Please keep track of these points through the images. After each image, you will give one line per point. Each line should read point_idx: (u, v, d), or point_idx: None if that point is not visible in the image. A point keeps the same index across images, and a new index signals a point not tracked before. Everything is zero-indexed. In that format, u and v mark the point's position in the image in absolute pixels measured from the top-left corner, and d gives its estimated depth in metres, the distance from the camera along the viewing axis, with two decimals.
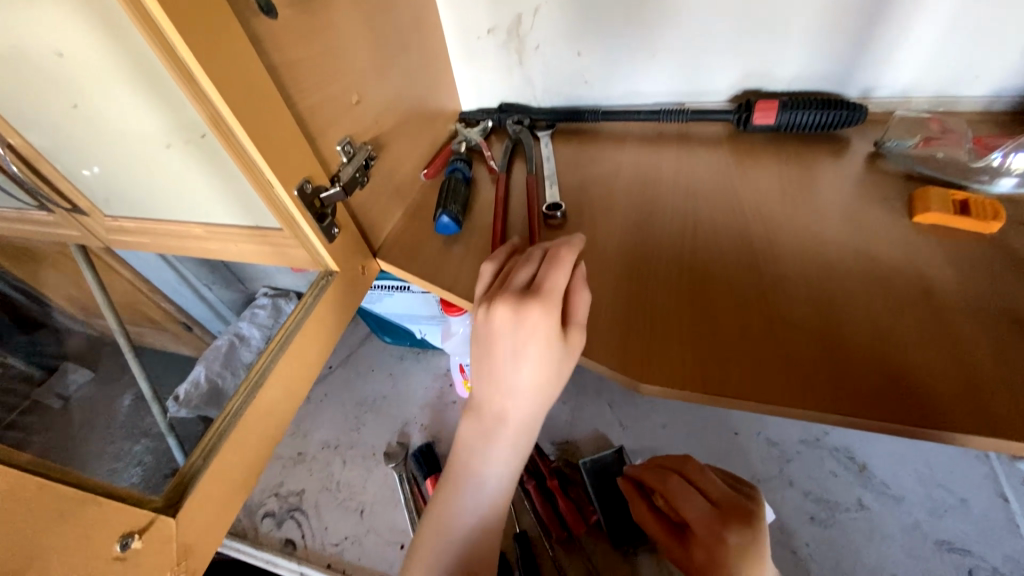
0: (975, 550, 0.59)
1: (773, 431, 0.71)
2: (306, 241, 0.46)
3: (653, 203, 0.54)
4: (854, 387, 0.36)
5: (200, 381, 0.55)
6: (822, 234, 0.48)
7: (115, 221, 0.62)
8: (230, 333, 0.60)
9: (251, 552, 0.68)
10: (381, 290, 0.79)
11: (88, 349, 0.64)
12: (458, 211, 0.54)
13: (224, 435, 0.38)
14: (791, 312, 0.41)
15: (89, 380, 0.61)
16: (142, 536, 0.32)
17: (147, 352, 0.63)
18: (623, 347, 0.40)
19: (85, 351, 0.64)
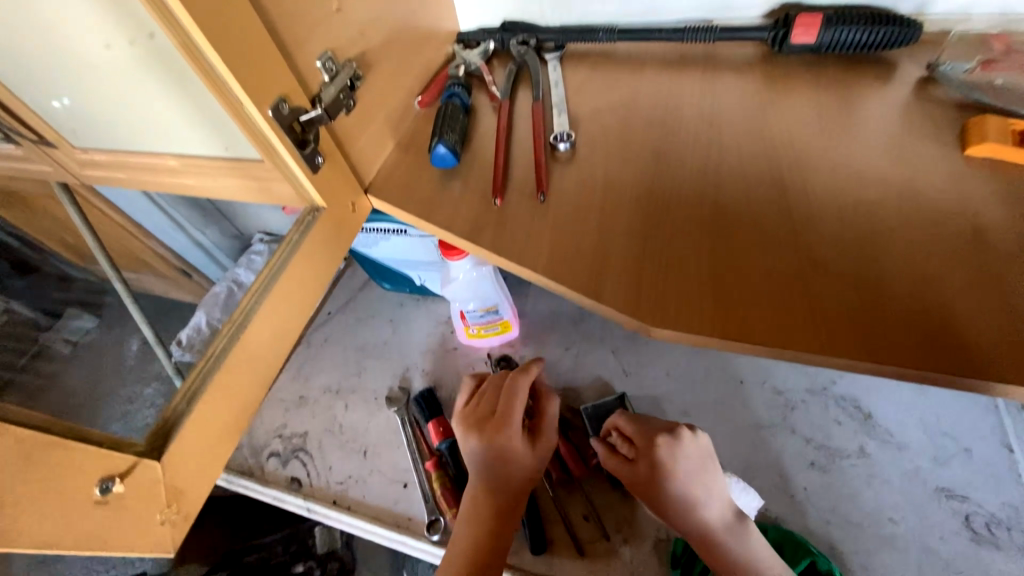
0: (973, 496, 0.59)
1: (779, 380, 0.69)
2: (290, 174, 0.42)
3: (673, 133, 0.48)
4: (891, 333, 0.33)
5: (201, 326, 0.52)
6: (861, 169, 0.43)
7: (86, 155, 0.56)
8: (231, 283, 0.60)
9: (260, 489, 0.70)
10: (377, 233, 0.75)
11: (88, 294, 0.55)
12: (456, 141, 0.49)
13: (209, 378, 0.36)
14: (827, 252, 0.37)
15: (94, 327, 0.53)
16: (123, 481, 0.31)
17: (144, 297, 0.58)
18: (637, 289, 0.37)
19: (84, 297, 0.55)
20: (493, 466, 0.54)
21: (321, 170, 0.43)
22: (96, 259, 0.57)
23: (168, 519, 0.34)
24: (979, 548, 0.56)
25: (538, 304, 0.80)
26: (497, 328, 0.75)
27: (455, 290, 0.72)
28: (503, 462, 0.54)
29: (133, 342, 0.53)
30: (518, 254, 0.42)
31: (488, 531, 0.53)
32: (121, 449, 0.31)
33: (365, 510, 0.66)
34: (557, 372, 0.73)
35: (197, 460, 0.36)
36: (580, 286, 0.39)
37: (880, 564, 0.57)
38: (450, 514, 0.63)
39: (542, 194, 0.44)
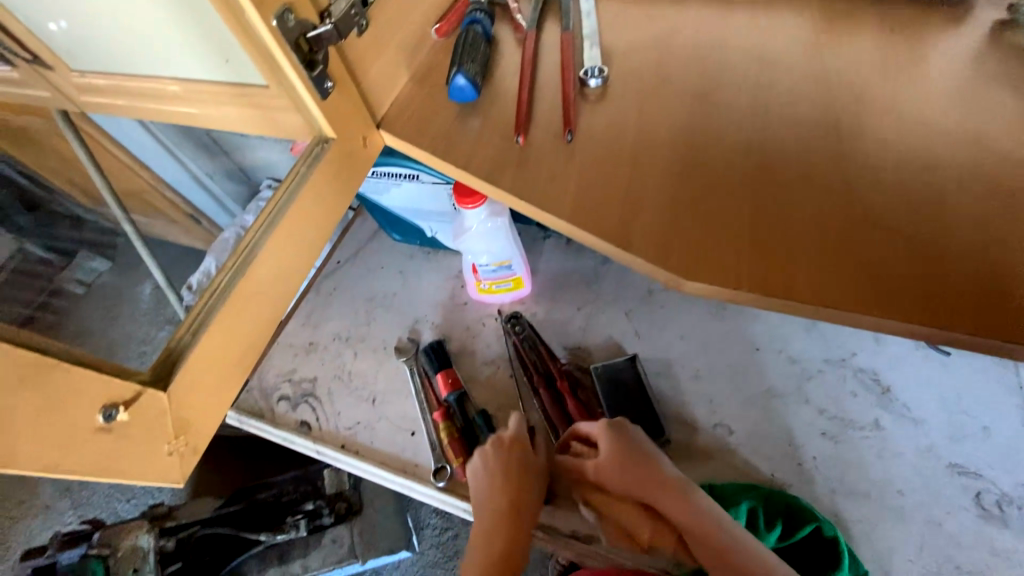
0: (988, 474, 0.57)
1: (797, 348, 0.66)
2: (298, 99, 0.39)
3: (715, 73, 0.44)
4: (940, 293, 0.31)
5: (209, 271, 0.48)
6: (924, 118, 0.38)
7: (84, 79, 0.53)
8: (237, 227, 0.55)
9: (271, 429, 0.72)
10: (387, 179, 0.71)
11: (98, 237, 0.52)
12: (476, 72, 0.46)
13: (214, 310, 0.35)
14: (879, 208, 0.35)
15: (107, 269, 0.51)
16: (127, 409, 0.30)
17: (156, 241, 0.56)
18: (671, 238, 0.36)
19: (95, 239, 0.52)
20: (509, 483, 0.55)
21: (331, 97, 0.40)
22: (106, 202, 0.55)
23: (176, 450, 0.34)
24: (985, 524, 0.55)
25: (551, 261, 0.78)
26: (509, 284, 0.73)
27: (468, 242, 0.70)
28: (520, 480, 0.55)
29: (145, 287, 0.52)
30: (539, 199, 0.39)
31: (506, 552, 0.51)
32: (124, 377, 0.31)
33: (373, 456, 0.67)
34: (568, 332, 0.72)
35: (205, 393, 0.35)
36: (609, 233, 0.37)
37: (883, 534, 0.56)
38: (457, 463, 0.64)
39: (569, 131, 0.42)
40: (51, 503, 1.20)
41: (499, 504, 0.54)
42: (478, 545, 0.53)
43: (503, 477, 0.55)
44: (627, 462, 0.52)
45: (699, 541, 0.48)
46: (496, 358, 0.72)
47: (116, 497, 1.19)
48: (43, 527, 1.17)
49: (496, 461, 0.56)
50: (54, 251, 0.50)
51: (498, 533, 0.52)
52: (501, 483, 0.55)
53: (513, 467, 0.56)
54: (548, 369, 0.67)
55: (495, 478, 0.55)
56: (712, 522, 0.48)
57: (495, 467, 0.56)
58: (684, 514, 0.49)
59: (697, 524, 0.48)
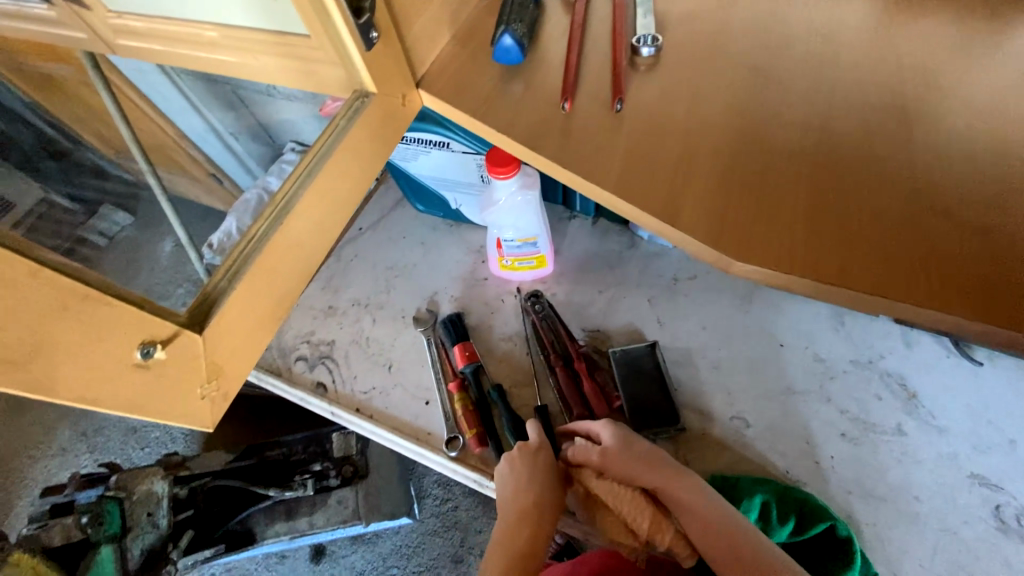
0: (1009, 488, 0.55)
1: (823, 347, 0.65)
2: (342, 51, 0.37)
3: (773, 50, 0.41)
4: (1006, 292, 0.30)
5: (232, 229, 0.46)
6: (999, 109, 0.36)
7: (121, 20, 0.52)
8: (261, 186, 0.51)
9: (288, 388, 0.72)
10: (417, 146, 0.70)
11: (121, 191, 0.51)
12: (523, 33, 0.44)
13: (251, 259, 0.35)
14: (945, 197, 0.33)
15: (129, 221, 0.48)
16: (165, 348, 0.30)
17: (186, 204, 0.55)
18: (720, 218, 0.35)
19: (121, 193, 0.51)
20: (532, 481, 0.54)
21: (375, 49, 0.38)
22: (133, 154, 0.54)
23: (208, 395, 0.34)
24: (1002, 537, 0.53)
25: (575, 242, 0.76)
26: (532, 262, 0.72)
27: (494, 216, 0.68)
28: (543, 479, 0.54)
29: (167, 244, 0.48)
30: (583, 169, 0.38)
31: (528, 549, 0.51)
32: (163, 316, 0.30)
33: (386, 421, 0.68)
34: (588, 314, 0.71)
35: (238, 340, 0.35)
36: (656, 208, 0.36)
37: (896, 538, 0.55)
38: (469, 435, 0.64)
39: (618, 101, 0.40)
40: (69, 445, 1.24)
41: (520, 506, 0.53)
42: (498, 549, 0.52)
43: (523, 480, 0.54)
44: (629, 455, 0.52)
45: (708, 531, 0.48)
46: (514, 334, 0.71)
47: (131, 444, 1.23)
48: (61, 468, 1.22)
49: (515, 464, 0.55)
50: (79, 202, 0.47)
51: (519, 537, 0.51)
52: (521, 486, 0.54)
53: (535, 470, 0.54)
54: (566, 349, 0.67)
55: (515, 482, 0.54)
56: (722, 515, 0.49)
57: (514, 470, 0.55)
58: (690, 500, 0.50)
59: (705, 510, 0.49)
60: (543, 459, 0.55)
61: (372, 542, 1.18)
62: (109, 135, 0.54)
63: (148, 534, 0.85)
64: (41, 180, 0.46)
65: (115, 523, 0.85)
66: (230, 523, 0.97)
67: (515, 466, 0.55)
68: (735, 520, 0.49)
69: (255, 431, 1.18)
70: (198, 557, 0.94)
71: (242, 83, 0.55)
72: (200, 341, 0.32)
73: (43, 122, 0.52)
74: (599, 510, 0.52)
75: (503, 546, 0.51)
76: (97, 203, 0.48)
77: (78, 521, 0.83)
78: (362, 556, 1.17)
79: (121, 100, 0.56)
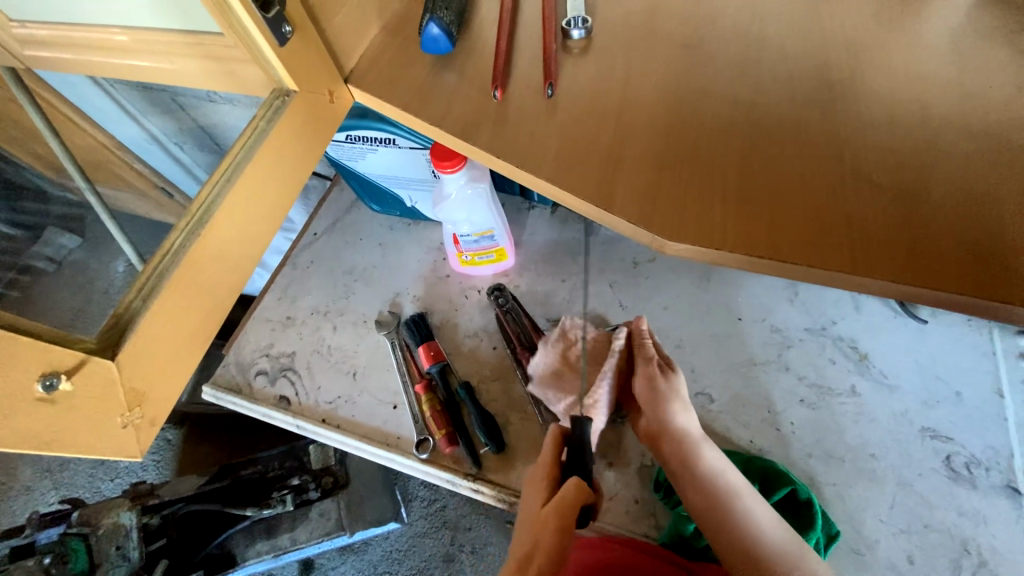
0: (957, 438, 0.58)
1: (779, 318, 0.66)
2: (255, 49, 0.36)
3: (702, 27, 0.42)
4: (925, 252, 0.31)
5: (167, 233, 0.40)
6: (916, 77, 0.37)
7: (26, 30, 0.49)
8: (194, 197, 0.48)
9: (249, 405, 0.70)
10: (363, 144, 0.68)
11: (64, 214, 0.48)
12: (451, 22, 0.43)
13: (168, 275, 0.33)
14: (864, 162, 0.34)
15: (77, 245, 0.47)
16: (70, 378, 0.28)
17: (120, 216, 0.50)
18: (652, 199, 0.35)
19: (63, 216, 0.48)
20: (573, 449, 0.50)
21: (291, 44, 0.36)
22: (70, 173, 0.51)
23: (130, 423, 0.33)
24: (953, 485, 0.56)
25: (535, 232, 0.76)
26: (492, 256, 0.71)
27: (448, 211, 0.67)
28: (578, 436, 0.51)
29: (100, 265, 0.45)
30: (517, 157, 0.38)
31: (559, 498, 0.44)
32: (68, 345, 0.29)
33: (354, 429, 0.66)
34: (552, 303, 0.70)
35: (159, 361, 0.33)
36: (590, 193, 0.36)
37: (856, 496, 0.57)
38: (440, 435, 0.63)
39: (550, 86, 0.40)
40: (33, 483, 1.18)
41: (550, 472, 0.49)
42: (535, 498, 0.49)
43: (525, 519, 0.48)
44: (660, 391, 0.55)
45: (713, 499, 0.49)
46: (479, 330, 0.70)
47: (99, 476, 1.17)
48: (24, 508, 1.16)
49: (529, 496, 0.50)
50: (19, 226, 0.47)
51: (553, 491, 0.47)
52: (523, 525, 0.48)
53: (535, 505, 0.48)
54: (532, 340, 0.67)
55: (523, 519, 0.48)
56: (723, 481, 0.50)
57: (527, 504, 0.50)
58: (705, 465, 0.51)
59: (711, 477, 0.50)
60: (544, 492, 0.48)
61: (361, 550, 1.16)
62: (31, 153, 0.51)
63: (119, 567, 0.82)
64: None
65: (82, 560, 0.82)
66: (210, 546, 0.93)
67: (528, 499, 0.50)
68: (738, 492, 0.49)
69: (230, 451, 1.14)
70: None
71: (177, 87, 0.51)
72: (113, 366, 0.30)
73: None
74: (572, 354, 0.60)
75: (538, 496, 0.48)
76: (40, 227, 0.47)
77: (41, 561, 0.79)
78: (351, 565, 1.15)
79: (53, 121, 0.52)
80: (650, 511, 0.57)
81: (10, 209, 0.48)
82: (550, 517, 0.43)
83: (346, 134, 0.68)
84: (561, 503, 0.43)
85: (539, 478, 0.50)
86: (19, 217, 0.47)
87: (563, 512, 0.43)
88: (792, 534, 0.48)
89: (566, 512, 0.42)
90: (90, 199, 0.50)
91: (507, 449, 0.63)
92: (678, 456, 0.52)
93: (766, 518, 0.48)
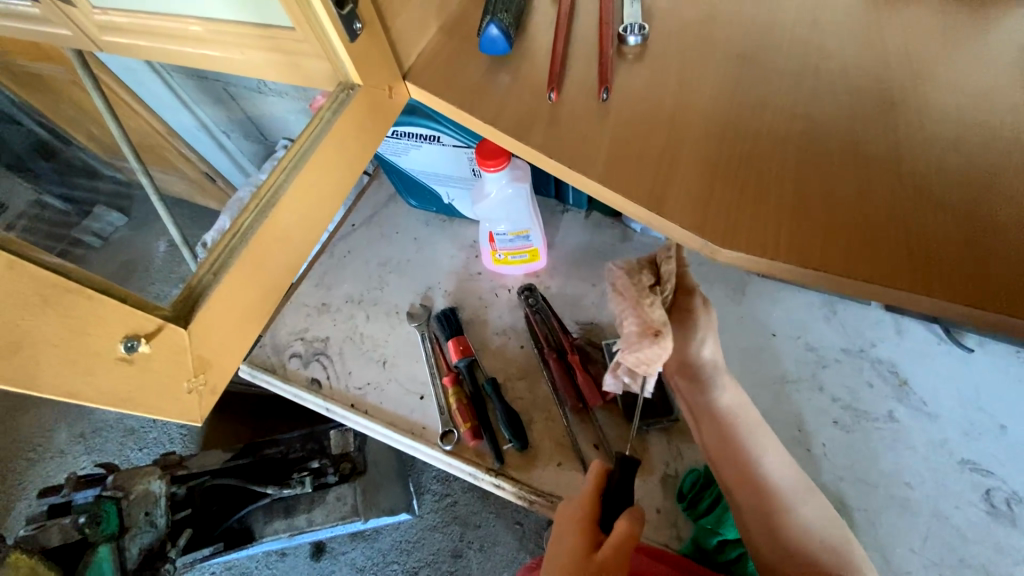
0: (999, 473, 0.55)
1: (815, 337, 0.65)
2: (327, 44, 0.38)
3: (758, 38, 0.42)
4: (985, 270, 0.30)
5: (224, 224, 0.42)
6: (982, 96, 0.36)
7: (105, 16, 0.48)
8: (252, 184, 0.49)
9: (282, 385, 0.72)
10: (408, 140, 0.70)
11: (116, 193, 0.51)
12: (510, 24, 0.44)
13: (237, 252, 0.36)
14: (928, 180, 0.34)
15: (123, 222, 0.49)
16: (148, 342, 0.32)
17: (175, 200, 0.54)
18: (706, 205, 0.35)
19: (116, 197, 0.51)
20: (603, 492, 0.49)
21: (360, 40, 0.38)
22: (124, 155, 0.55)
23: (195, 388, 0.36)
24: (992, 521, 0.54)
25: (568, 235, 0.76)
26: (525, 256, 0.72)
27: (486, 209, 0.68)
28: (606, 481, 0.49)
29: (162, 244, 0.46)
30: (570, 158, 0.39)
31: (614, 545, 0.43)
32: (148, 311, 0.32)
33: (381, 416, 0.67)
34: (581, 307, 0.71)
35: (223, 333, 0.36)
36: (643, 197, 0.36)
37: (887, 524, 0.55)
38: (464, 428, 0.64)
39: (605, 90, 0.40)
40: (67, 447, 1.24)
41: (586, 511, 0.48)
42: (568, 539, 0.47)
43: (563, 560, 0.46)
44: (693, 322, 0.51)
45: (725, 439, 0.50)
46: (508, 328, 0.71)
47: (129, 445, 1.22)
48: (60, 470, 1.22)
49: (562, 534, 0.48)
50: (70, 201, 0.47)
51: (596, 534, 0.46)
52: (559, 565, 0.46)
53: (574, 545, 0.46)
54: (560, 343, 0.67)
55: (557, 556, 0.47)
56: (738, 419, 0.51)
57: (560, 540, 0.48)
58: (719, 408, 0.51)
59: (726, 413, 0.51)
60: (586, 536, 0.46)
61: (372, 538, 1.18)
62: (97, 136, 0.55)
63: (146, 534, 0.82)
64: (33, 181, 0.47)
65: (113, 522, 0.81)
66: (230, 521, 0.96)
67: (562, 535, 0.48)
68: (752, 429, 0.50)
69: (253, 430, 1.17)
70: (197, 555, 0.93)
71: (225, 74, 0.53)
72: (185, 335, 0.33)
73: (36, 124, 0.53)
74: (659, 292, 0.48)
75: (574, 534, 0.47)
76: (90, 203, 0.48)
77: (75, 520, 0.78)
78: (362, 552, 1.17)
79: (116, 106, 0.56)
80: (672, 521, 0.57)
81: (65, 183, 0.49)
82: (608, 565, 0.43)
83: (393, 130, 0.70)
84: (615, 550, 0.43)
85: (578, 518, 0.48)
86: (71, 194, 0.48)
87: (620, 563, 0.42)
88: (797, 475, 0.50)
89: (621, 557, 0.42)
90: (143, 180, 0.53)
91: (530, 447, 0.63)
92: (697, 390, 0.52)
93: (774, 452, 0.50)
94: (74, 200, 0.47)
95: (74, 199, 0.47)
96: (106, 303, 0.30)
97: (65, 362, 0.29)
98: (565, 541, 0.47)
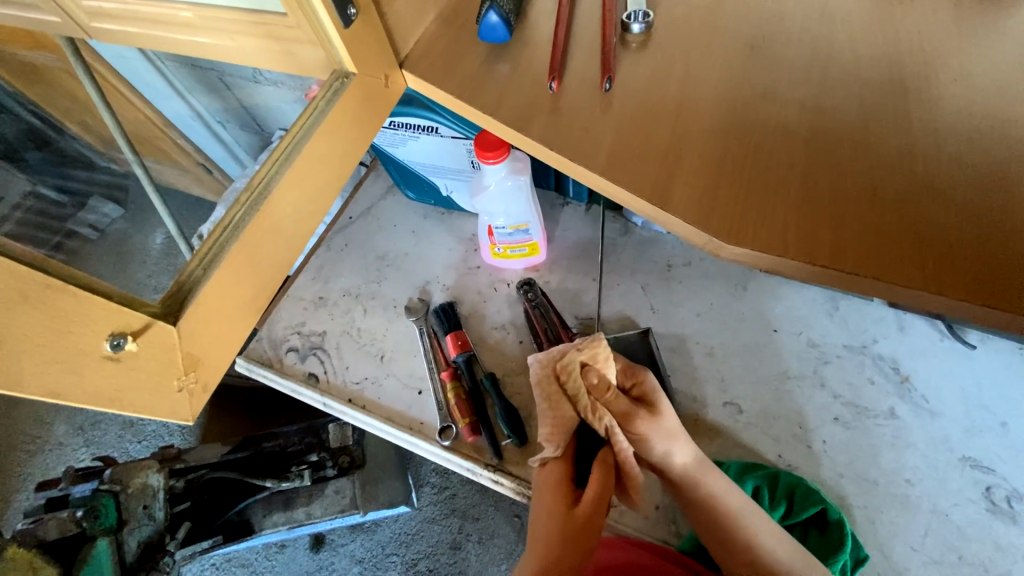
0: (1000, 470, 0.55)
1: (817, 333, 0.64)
2: (321, 30, 0.36)
3: (767, 27, 0.40)
4: (1002, 275, 0.29)
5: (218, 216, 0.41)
6: (995, 89, 0.35)
7: (93, 2, 0.47)
8: (245, 175, 0.48)
9: (279, 380, 0.71)
10: (405, 131, 0.69)
11: (110, 184, 0.50)
12: (509, 10, 0.43)
13: (227, 247, 0.35)
14: (942, 176, 0.32)
15: (119, 215, 0.47)
16: (135, 339, 0.31)
17: (168, 190, 0.53)
18: (712, 199, 0.34)
19: (110, 187, 0.50)
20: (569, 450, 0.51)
21: (354, 26, 0.37)
22: (120, 146, 0.53)
23: (186, 387, 0.35)
24: (992, 518, 0.53)
25: (569, 229, 0.75)
26: (524, 250, 0.71)
27: (485, 202, 0.67)
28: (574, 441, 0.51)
29: (157, 236, 0.45)
30: (570, 149, 0.38)
31: (595, 496, 0.46)
32: (134, 308, 0.31)
33: (379, 411, 0.67)
34: (581, 302, 0.70)
35: (214, 328, 0.36)
36: (647, 192, 0.35)
37: (887, 521, 0.55)
38: (462, 424, 0.63)
39: (608, 80, 0.39)
40: (66, 440, 1.23)
41: (560, 470, 0.50)
42: (546, 504, 0.48)
43: (545, 523, 0.47)
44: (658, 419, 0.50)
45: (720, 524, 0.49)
46: (507, 323, 0.70)
47: (128, 437, 1.21)
48: (58, 462, 1.22)
49: (540, 501, 0.49)
50: (67, 192, 0.46)
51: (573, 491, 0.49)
52: (539, 530, 0.47)
53: (552, 509, 0.47)
54: (560, 339, 0.66)
55: (538, 520, 0.48)
56: (720, 507, 0.49)
57: (539, 505, 0.49)
58: (698, 496, 0.50)
59: (709, 502, 0.49)
60: (564, 497, 0.48)
61: (371, 530, 1.18)
62: (88, 125, 0.53)
63: (144, 527, 0.82)
64: (29, 174, 0.46)
65: (111, 517, 0.80)
66: (228, 514, 0.95)
67: (541, 499, 0.49)
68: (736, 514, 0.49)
69: (252, 424, 1.17)
70: (195, 548, 0.91)
71: (218, 63, 0.52)
72: (174, 331, 0.33)
73: (26, 112, 0.52)
74: (602, 369, 0.50)
75: (552, 500, 0.48)
76: (86, 194, 0.47)
77: (73, 513, 0.78)
78: (361, 544, 1.18)
79: (107, 93, 0.55)
80: (672, 518, 0.56)
81: (60, 173, 0.48)
82: (591, 516, 0.45)
83: (390, 121, 0.68)
84: (596, 501, 0.46)
85: (553, 478, 0.49)
86: (67, 184, 0.47)
87: (599, 512, 0.45)
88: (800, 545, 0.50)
89: (602, 504, 0.45)
90: (136, 169, 0.52)
91: (528, 443, 0.63)
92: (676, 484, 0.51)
93: (769, 534, 0.49)
94: (71, 191, 0.46)
95: (71, 191, 0.46)
96: (88, 301, 0.29)
97: (48, 362, 0.28)
98: (542, 503, 0.49)
